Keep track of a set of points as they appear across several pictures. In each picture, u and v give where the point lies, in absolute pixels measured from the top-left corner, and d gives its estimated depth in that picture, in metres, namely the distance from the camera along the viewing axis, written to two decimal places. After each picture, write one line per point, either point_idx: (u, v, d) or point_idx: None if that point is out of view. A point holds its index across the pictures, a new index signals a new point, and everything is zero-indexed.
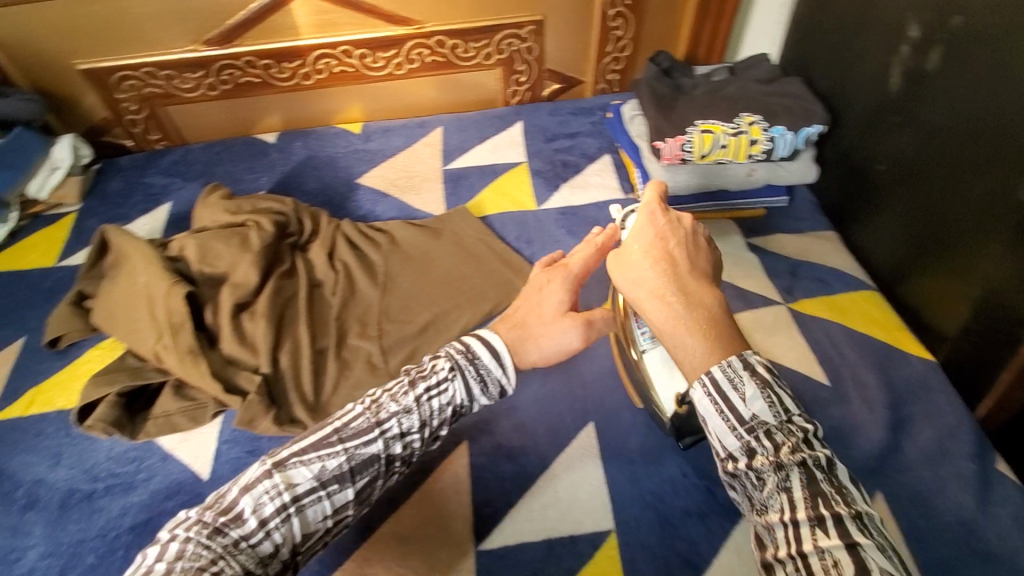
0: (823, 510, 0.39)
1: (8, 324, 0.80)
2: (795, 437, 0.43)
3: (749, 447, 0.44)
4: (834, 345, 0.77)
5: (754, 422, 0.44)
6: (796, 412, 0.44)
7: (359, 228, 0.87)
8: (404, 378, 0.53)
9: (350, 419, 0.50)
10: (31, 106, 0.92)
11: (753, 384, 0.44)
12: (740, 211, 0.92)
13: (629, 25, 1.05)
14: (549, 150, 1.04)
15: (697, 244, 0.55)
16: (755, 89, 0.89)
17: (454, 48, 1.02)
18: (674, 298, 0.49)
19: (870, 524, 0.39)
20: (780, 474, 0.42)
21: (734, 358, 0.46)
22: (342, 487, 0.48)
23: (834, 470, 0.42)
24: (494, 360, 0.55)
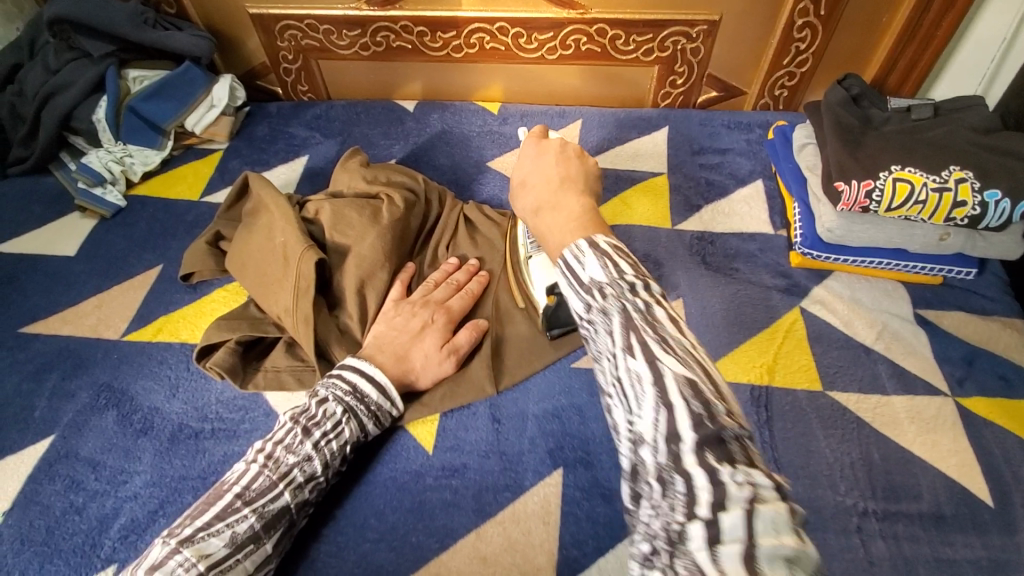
0: (634, 339, 0.41)
1: (152, 249, 0.85)
2: (620, 287, 0.43)
3: (588, 304, 0.44)
4: (1010, 462, 0.64)
5: (592, 285, 0.44)
6: (632, 272, 0.44)
7: (483, 210, 0.84)
8: (296, 428, 0.59)
9: (250, 481, 0.55)
10: (202, 42, 0.96)
11: (592, 255, 0.45)
12: (914, 274, 0.79)
13: (815, 39, 0.93)
14: (694, 163, 0.94)
15: (574, 161, 0.59)
16: (967, 137, 0.75)
17: (614, 39, 0.95)
18: (547, 210, 0.54)
19: (677, 346, 0.40)
20: (606, 319, 0.43)
21: (580, 241, 0.47)
22: (258, 545, 0.53)
23: (651, 311, 0.42)
24: (383, 397, 0.63)
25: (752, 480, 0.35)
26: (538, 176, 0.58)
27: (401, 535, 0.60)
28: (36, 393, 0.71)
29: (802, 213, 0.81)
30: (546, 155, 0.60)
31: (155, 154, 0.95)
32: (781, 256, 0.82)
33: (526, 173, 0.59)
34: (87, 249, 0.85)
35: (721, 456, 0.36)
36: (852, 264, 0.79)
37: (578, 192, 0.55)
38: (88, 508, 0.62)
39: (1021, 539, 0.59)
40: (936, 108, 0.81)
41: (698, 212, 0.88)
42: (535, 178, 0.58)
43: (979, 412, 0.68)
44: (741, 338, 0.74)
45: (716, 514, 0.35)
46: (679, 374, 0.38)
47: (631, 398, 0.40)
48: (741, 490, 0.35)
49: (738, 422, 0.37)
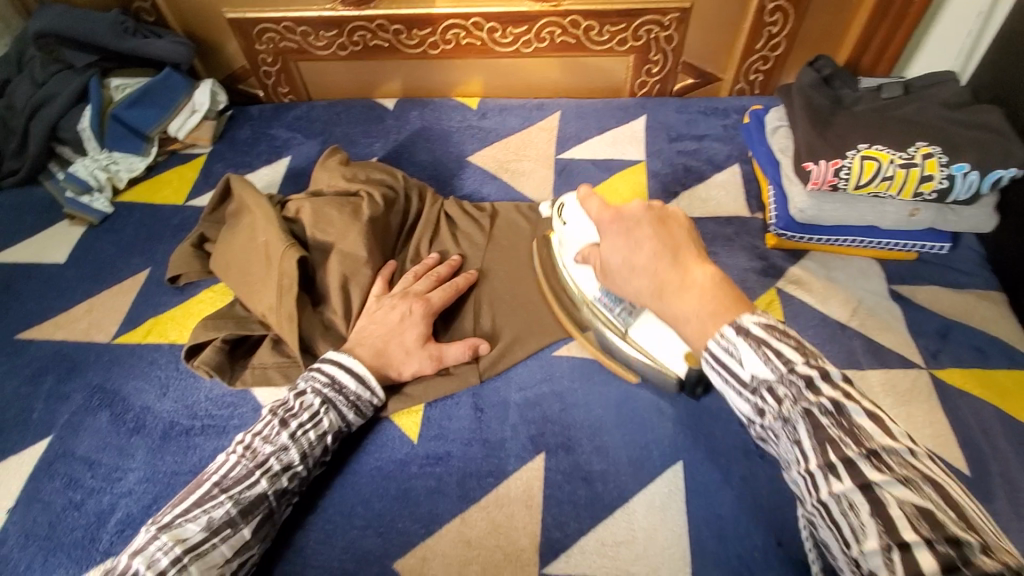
0: (832, 456, 0.42)
1: (140, 254, 0.86)
2: (793, 386, 0.45)
3: (759, 407, 0.48)
4: (983, 431, 0.65)
5: (756, 383, 0.47)
6: (799, 360, 0.46)
7: (463, 206, 0.86)
8: (274, 419, 0.60)
9: (229, 471, 0.57)
10: (181, 48, 0.97)
11: (747, 345, 0.47)
12: (888, 250, 0.80)
13: (787, 22, 0.94)
14: (671, 150, 0.95)
15: (669, 223, 0.56)
16: (936, 114, 0.76)
17: (588, 30, 0.96)
18: (672, 292, 0.52)
19: (888, 459, 0.41)
20: (789, 428, 0.45)
21: (726, 329, 0.48)
22: (235, 530, 0.54)
23: (843, 411, 0.43)
24: (360, 386, 0.65)
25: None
26: (641, 257, 0.54)
27: (388, 521, 0.62)
28: (31, 398, 0.73)
29: (776, 194, 0.82)
30: (640, 230, 0.55)
31: (140, 161, 0.96)
32: (758, 238, 0.83)
33: (624, 257, 0.56)
34: (76, 256, 0.87)
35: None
36: (826, 243, 0.80)
37: (697, 261, 0.53)
38: (86, 504, 0.64)
39: (994, 504, 0.60)
40: (906, 86, 0.82)
41: (676, 197, 0.89)
42: (637, 262, 0.55)
43: (953, 383, 0.69)
44: None
45: None
46: (907, 500, 0.39)
47: (844, 528, 0.41)
48: None
49: (998, 559, 0.36)
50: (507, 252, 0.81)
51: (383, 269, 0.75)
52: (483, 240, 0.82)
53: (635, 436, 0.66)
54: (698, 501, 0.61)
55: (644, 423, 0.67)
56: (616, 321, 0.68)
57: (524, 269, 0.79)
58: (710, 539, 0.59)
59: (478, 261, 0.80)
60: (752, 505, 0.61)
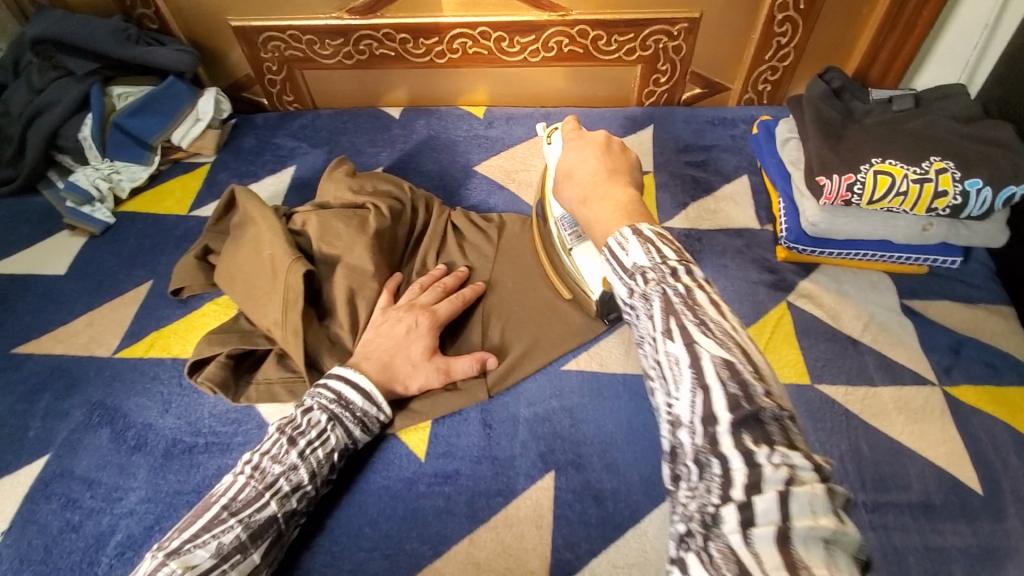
0: (671, 322, 0.41)
1: (142, 265, 0.85)
2: (661, 271, 0.44)
3: (631, 290, 0.45)
4: (998, 450, 0.64)
5: (635, 270, 0.45)
6: (675, 258, 0.45)
7: (471, 217, 0.85)
8: (282, 438, 0.59)
9: (237, 492, 0.56)
10: (185, 57, 0.96)
11: (637, 242, 0.46)
12: (900, 264, 0.79)
13: (796, 32, 0.93)
14: (680, 161, 0.94)
15: (615, 151, 0.60)
16: (948, 127, 0.75)
17: (596, 39, 0.95)
18: (595, 200, 0.55)
19: (715, 329, 0.40)
20: (647, 305, 0.44)
21: (625, 229, 0.47)
22: (245, 555, 0.54)
23: (693, 296, 0.42)
24: (367, 402, 0.64)
25: (790, 462, 0.35)
26: (583, 169, 0.58)
27: (396, 542, 0.61)
28: (32, 413, 0.71)
29: (786, 207, 0.81)
30: (589, 149, 0.61)
31: (142, 170, 0.95)
32: (768, 251, 0.83)
33: (571, 165, 0.60)
34: (77, 267, 0.86)
35: (759, 437, 0.37)
36: (838, 257, 0.80)
37: (623, 183, 0.56)
38: (84, 526, 0.62)
39: (1010, 525, 0.59)
40: (917, 98, 0.82)
41: (685, 209, 0.88)
42: (579, 170, 0.59)
43: (967, 400, 0.68)
44: None
45: (750, 497, 0.35)
46: (716, 355, 0.39)
47: (669, 380, 0.41)
48: (777, 471, 0.35)
49: (777, 403, 0.38)
50: (513, 265, 0.80)
51: (390, 281, 0.74)
52: (490, 252, 0.81)
53: (646, 454, 0.65)
54: None
55: (655, 441, 0.66)
56: (565, 239, 0.72)
57: (530, 283, 0.78)
58: None
59: (485, 274, 0.79)
60: None
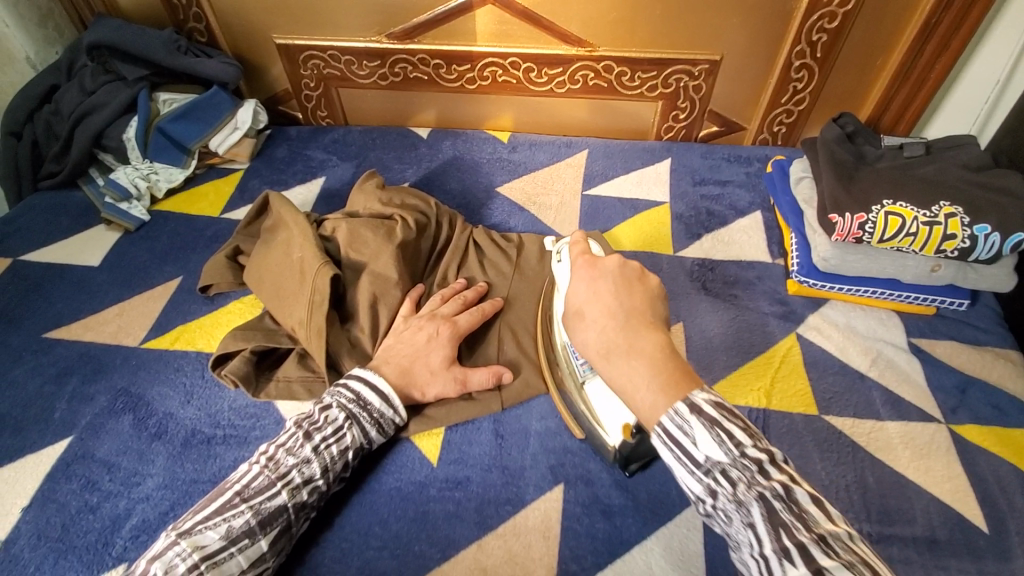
0: (786, 540, 0.42)
1: (173, 261, 0.88)
2: (747, 470, 0.45)
3: (711, 488, 0.47)
4: (1004, 490, 0.65)
5: (709, 464, 0.47)
6: (748, 443, 0.46)
7: (493, 235, 0.88)
8: (298, 431, 0.61)
9: (250, 480, 0.57)
10: (231, 70, 1.02)
11: (700, 425, 0.47)
12: (908, 304, 0.81)
13: (812, 79, 0.97)
14: (695, 194, 0.98)
15: (635, 286, 0.56)
16: (957, 174, 0.78)
17: (620, 75, 1.00)
18: (619, 353, 0.52)
19: (834, 542, 0.42)
20: (742, 510, 0.45)
21: (678, 404, 0.48)
22: (253, 541, 0.54)
23: (792, 496, 0.44)
24: (384, 404, 0.65)
25: None
26: (595, 307, 0.55)
27: (405, 543, 0.61)
28: (56, 397, 0.73)
29: (798, 243, 0.84)
30: (604, 280, 0.57)
31: (180, 172, 1.00)
32: (779, 284, 0.85)
33: (582, 302, 0.56)
34: (111, 260, 0.89)
35: None
36: (847, 293, 0.82)
37: (646, 329, 0.52)
38: (101, 507, 0.64)
39: (1014, 564, 0.60)
40: (927, 146, 0.85)
41: (699, 240, 0.91)
42: (593, 309, 0.55)
43: (972, 439, 0.69)
44: (740, 361, 0.76)
45: None
46: None
47: None
48: None
49: None
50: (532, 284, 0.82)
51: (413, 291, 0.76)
52: (511, 269, 0.84)
53: (655, 472, 0.66)
54: (716, 542, 0.61)
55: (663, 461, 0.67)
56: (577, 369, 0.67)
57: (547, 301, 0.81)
58: None
59: (504, 290, 0.81)
60: None
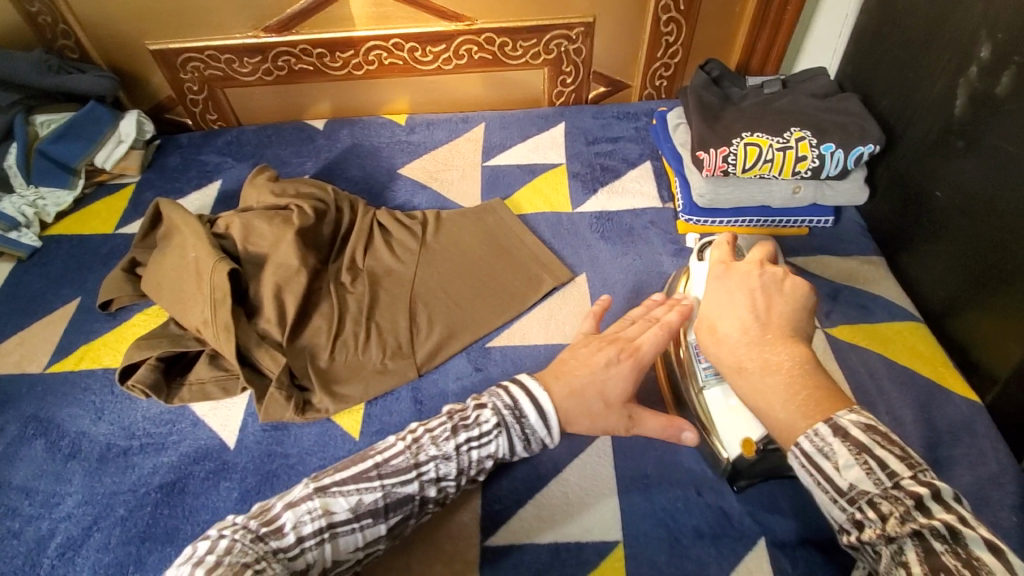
0: (934, 572, 0.38)
1: (70, 284, 0.86)
2: (899, 502, 0.42)
3: (856, 521, 0.43)
4: (872, 378, 0.74)
5: (854, 492, 0.43)
6: (904, 472, 0.43)
7: (396, 216, 0.90)
8: (447, 423, 0.58)
9: (390, 457, 0.55)
10: (103, 82, 0.99)
11: (846, 452, 0.44)
12: (782, 228, 0.89)
13: (681, 31, 1.03)
14: (589, 153, 1.02)
15: (775, 296, 0.55)
16: (809, 104, 0.86)
17: (502, 46, 1.03)
18: (758, 368, 0.51)
19: (965, 573, 0.37)
20: (893, 546, 0.41)
21: (819, 425, 0.46)
22: (376, 521, 0.53)
23: (959, 538, 0.39)
24: (539, 421, 0.58)
25: None
26: (729, 322, 0.54)
27: None
28: None
29: (680, 184, 0.90)
30: (739, 292, 0.56)
31: (67, 193, 0.96)
32: (670, 225, 0.91)
33: (715, 317, 0.56)
34: (1, 291, 0.85)
35: None
36: (728, 225, 0.89)
37: (787, 339, 0.52)
38: (25, 530, 0.63)
39: None
40: (785, 82, 0.93)
41: (595, 194, 0.96)
42: (726, 323, 0.55)
43: (844, 338, 0.78)
44: (638, 300, 0.81)
45: None
46: None
47: None
48: None
49: None
50: (439, 257, 0.85)
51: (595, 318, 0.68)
52: (416, 245, 0.86)
53: None
54: (628, 463, 0.66)
55: None
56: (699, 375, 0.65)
57: (455, 271, 0.84)
58: (638, 499, 0.64)
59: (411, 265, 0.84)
60: (674, 462, 0.66)
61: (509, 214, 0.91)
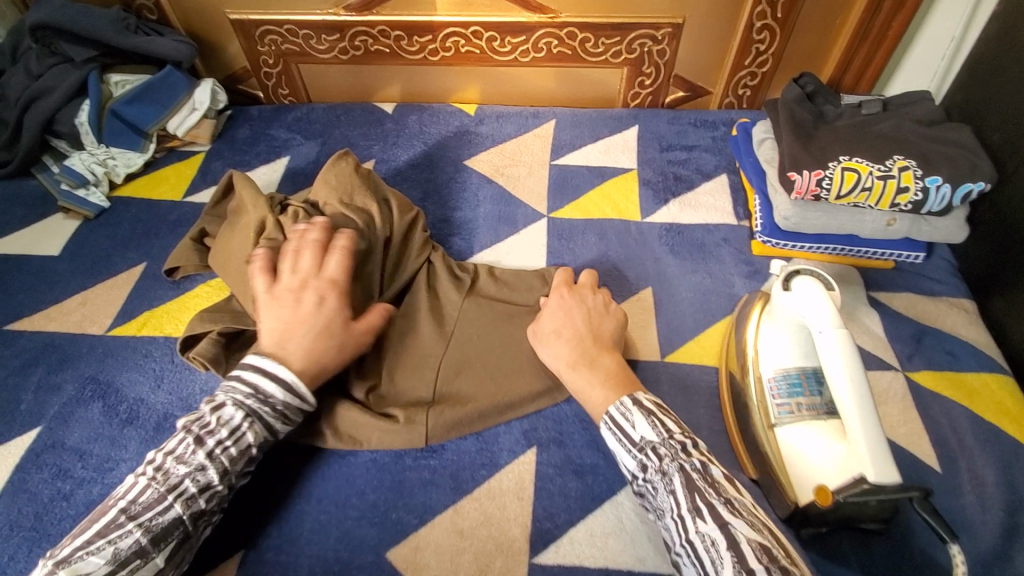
0: (699, 502, 0.51)
1: (137, 247, 0.87)
2: (673, 447, 0.55)
3: (642, 463, 0.56)
4: (955, 431, 0.67)
5: (642, 442, 0.56)
6: (677, 430, 0.57)
7: (449, 262, 0.80)
8: (188, 438, 0.55)
9: (137, 495, 0.53)
10: (182, 48, 0.99)
11: (640, 414, 0.58)
12: (868, 259, 0.84)
13: (773, 40, 0.98)
14: (662, 160, 0.98)
15: (602, 319, 0.68)
16: (911, 130, 0.80)
17: (583, 41, 0.99)
18: (583, 364, 0.63)
19: (739, 507, 0.51)
20: (666, 480, 0.54)
21: (625, 399, 0.59)
22: (145, 562, 0.50)
23: (709, 471, 0.53)
24: (289, 395, 0.59)
25: None
26: (560, 325, 0.67)
27: (383, 511, 0.63)
28: (23, 387, 0.72)
29: (761, 203, 0.85)
30: (576, 310, 0.68)
31: (138, 156, 0.97)
32: (744, 245, 0.86)
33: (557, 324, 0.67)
34: (71, 249, 0.87)
35: None
36: (808, 251, 0.84)
37: (608, 351, 0.65)
38: (75, 495, 0.63)
39: (964, 500, 0.63)
40: (885, 103, 0.87)
41: (667, 205, 0.92)
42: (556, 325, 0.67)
43: (926, 385, 0.72)
44: (706, 323, 0.77)
45: None
46: (751, 536, 0.48)
47: (706, 561, 0.48)
48: None
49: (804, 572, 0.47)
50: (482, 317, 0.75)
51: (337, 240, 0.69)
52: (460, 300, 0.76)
53: None
54: None
55: None
56: (771, 410, 0.63)
57: (496, 339, 0.73)
58: None
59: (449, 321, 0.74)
60: None
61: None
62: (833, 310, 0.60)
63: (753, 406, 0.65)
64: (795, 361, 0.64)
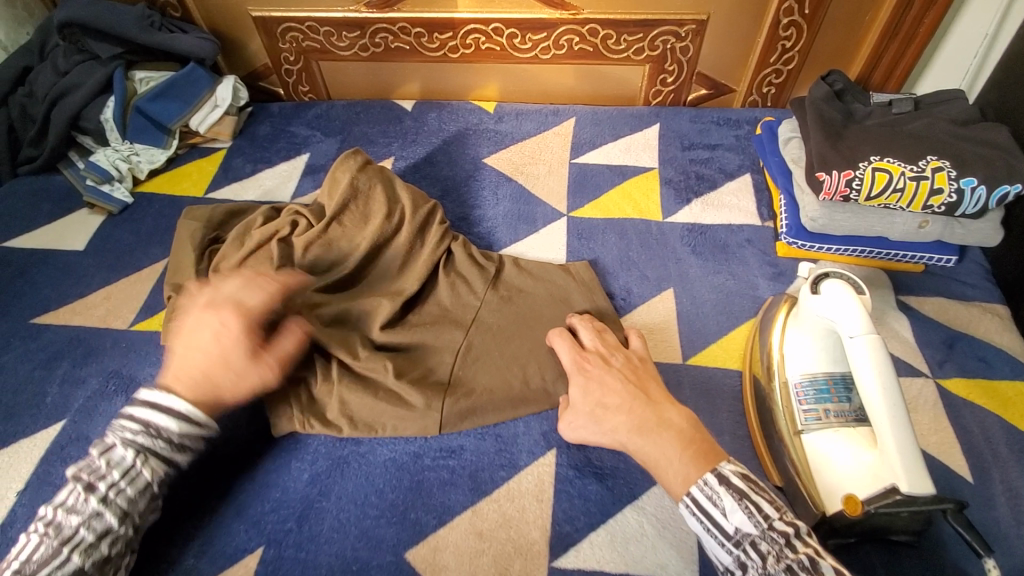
0: None
1: (159, 243, 0.88)
2: (775, 544, 0.49)
3: (740, 560, 0.50)
4: (988, 440, 0.65)
5: (739, 535, 0.51)
6: (776, 516, 0.51)
7: (472, 251, 0.79)
8: (77, 487, 0.53)
9: (30, 554, 0.50)
10: (205, 45, 0.99)
11: (730, 498, 0.52)
12: (896, 262, 0.82)
13: (800, 37, 0.96)
14: (684, 159, 0.97)
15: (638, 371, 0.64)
16: (944, 130, 0.78)
17: (606, 38, 0.98)
18: (647, 429, 0.57)
19: None
20: None
21: (710, 478, 0.53)
22: None
23: (818, 568, 0.46)
24: (183, 422, 0.58)
25: None
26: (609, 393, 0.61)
27: (402, 511, 0.62)
28: (48, 381, 0.73)
29: (787, 203, 0.84)
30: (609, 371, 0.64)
31: (161, 153, 0.98)
32: (768, 246, 0.85)
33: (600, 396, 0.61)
34: (96, 244, 0.88)
35: None
36: (835, 252, 0.82)
37: (669, 402, 0.60)
38: None
39: (998, 512, 0.61)
40: (916, 102, 0.85)
41: (689, 204, 0.90)
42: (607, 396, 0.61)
43: (958, 392, 0.70)
44: (729, 325, 0.76)
45: None
46: None
47: None
48: None
49: None
50: (503, 310, 0.74)
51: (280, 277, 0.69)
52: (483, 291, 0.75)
53: None
54: None
55: None
56: (797, 417, 0.62)
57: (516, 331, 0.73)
58: None
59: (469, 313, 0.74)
60: None
61: (590, 275, 0.79)
62: (863, 314, 0.58)
63: (779, 410, 0.64)
64: (822, 366, 0.63)
